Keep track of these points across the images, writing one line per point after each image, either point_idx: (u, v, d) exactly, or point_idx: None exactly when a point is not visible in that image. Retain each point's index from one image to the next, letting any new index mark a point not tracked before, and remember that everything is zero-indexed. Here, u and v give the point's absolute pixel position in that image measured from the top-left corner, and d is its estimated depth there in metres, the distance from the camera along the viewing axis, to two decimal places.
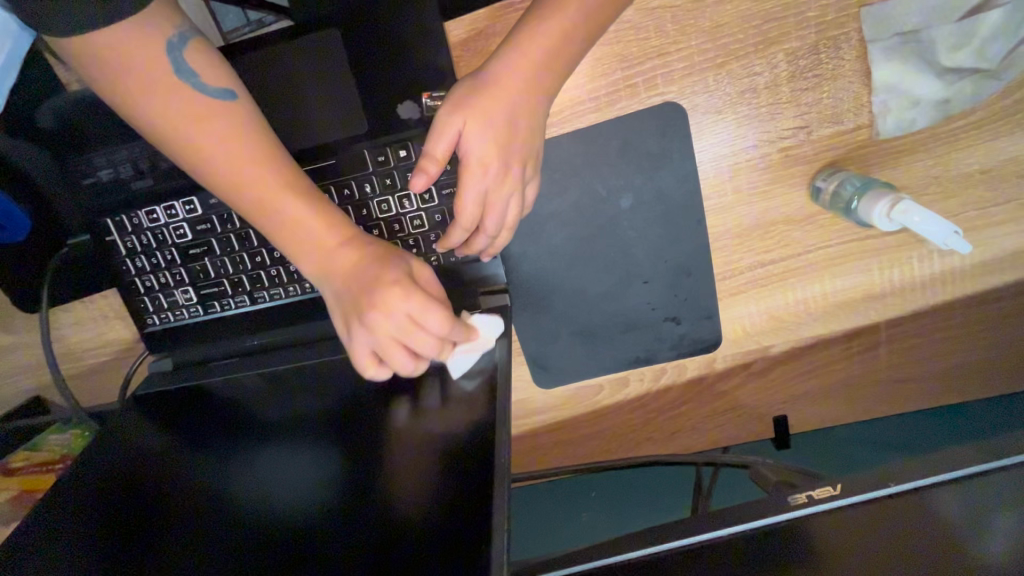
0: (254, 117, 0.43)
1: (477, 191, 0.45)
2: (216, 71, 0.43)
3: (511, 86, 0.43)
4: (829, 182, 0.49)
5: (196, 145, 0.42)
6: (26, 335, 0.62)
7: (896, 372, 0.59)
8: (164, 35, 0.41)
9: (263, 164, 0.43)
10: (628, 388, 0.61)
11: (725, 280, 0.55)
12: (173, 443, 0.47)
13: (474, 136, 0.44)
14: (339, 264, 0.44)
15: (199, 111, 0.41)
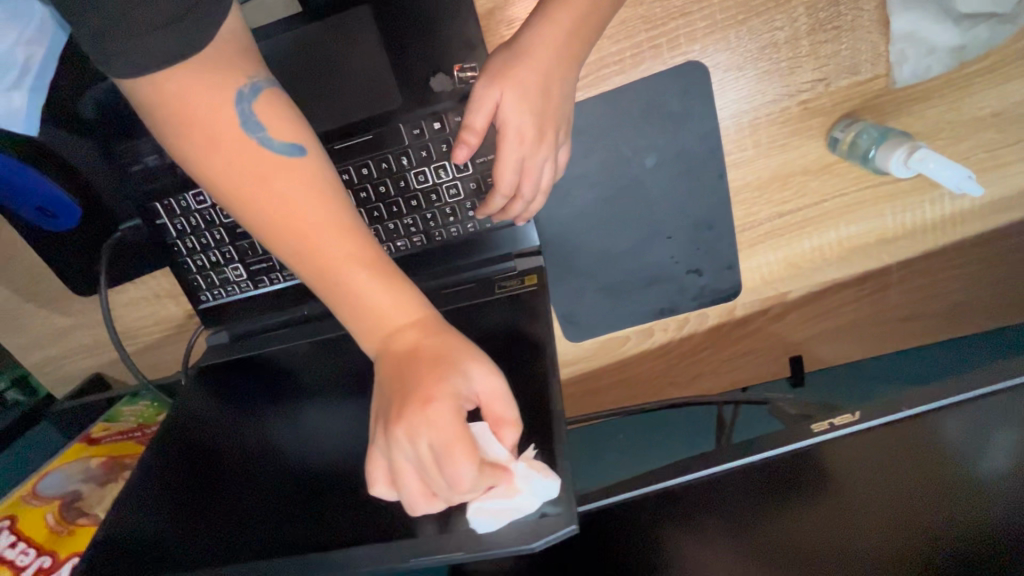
0: (320, 173, 0.41)
1: (516, 161, 0.47)
2: (283, 125, 0.41)
3: (543, 55, 0.45)
4: (847, 132, 0.52)
5: (253, 204, 0.40)
6: (83, 317, 0.66)
7: (906, 311, 0.63)
8: (236, 84, 0.40)
9: (328, 228, 0.40)
10: (653, 338, 0.65)
11: (744, 232, 0.58)
12: (225, 404, 0.53)
13: (510, 110, 0.45)
14: (396, 342, 0.40)
15: (264, 169, 0.40)
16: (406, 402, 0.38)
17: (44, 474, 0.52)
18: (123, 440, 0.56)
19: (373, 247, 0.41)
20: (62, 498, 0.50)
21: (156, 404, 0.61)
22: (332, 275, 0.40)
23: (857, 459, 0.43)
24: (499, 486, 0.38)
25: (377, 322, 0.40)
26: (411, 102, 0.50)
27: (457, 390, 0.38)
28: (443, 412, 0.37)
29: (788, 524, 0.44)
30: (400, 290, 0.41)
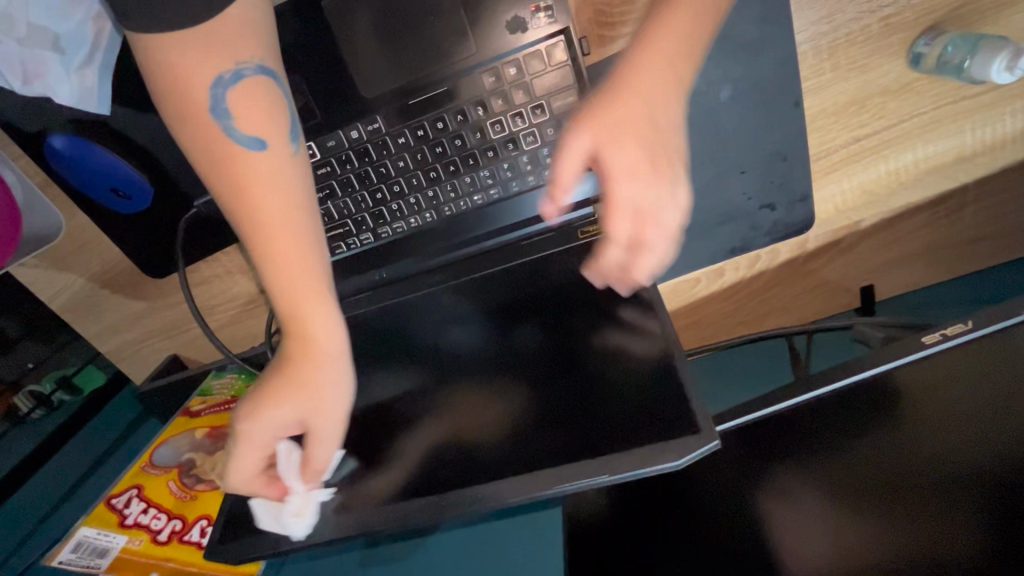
0: (279, 167, 0.43)
1: (631, 185, 0.39)
2: (255, 118, 0.43)
3: (644, 76, 0.41)
4: (932, 45, 0.51)
5: (212, 181, 0.44)
6: (155, 299, 0.66)
7: (979, 230, 0.62)
8: (218, 69, 0.43)
9: (266, 228, 0.43)
10: (724, 278, 0.64)
11: (819, 160, 0.57)
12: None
13: (620, 179, 0.39)
14: (300, 349, 0.44)
15: (222, 153, 0.43)
16: (273, 397, 0.44)
17: (157, 446, 0.54)
18: (221, 410, 0.57)
19: (315, 260, 0.44)
20: (181, 466, 0.53)
21: (244, 374, 0.62)
22: (267, 266, 0.44)
23: (930, 378, 0.45)
24: (272, 502, 0.46)
25: (294, 323, 0.44)
26: (484, 49, 0.50)
27: (317, 405, 0.45)
28: (292, 406, 0.44)
29: (871, 447, 0.45)
30: (323, 305, 0.44)
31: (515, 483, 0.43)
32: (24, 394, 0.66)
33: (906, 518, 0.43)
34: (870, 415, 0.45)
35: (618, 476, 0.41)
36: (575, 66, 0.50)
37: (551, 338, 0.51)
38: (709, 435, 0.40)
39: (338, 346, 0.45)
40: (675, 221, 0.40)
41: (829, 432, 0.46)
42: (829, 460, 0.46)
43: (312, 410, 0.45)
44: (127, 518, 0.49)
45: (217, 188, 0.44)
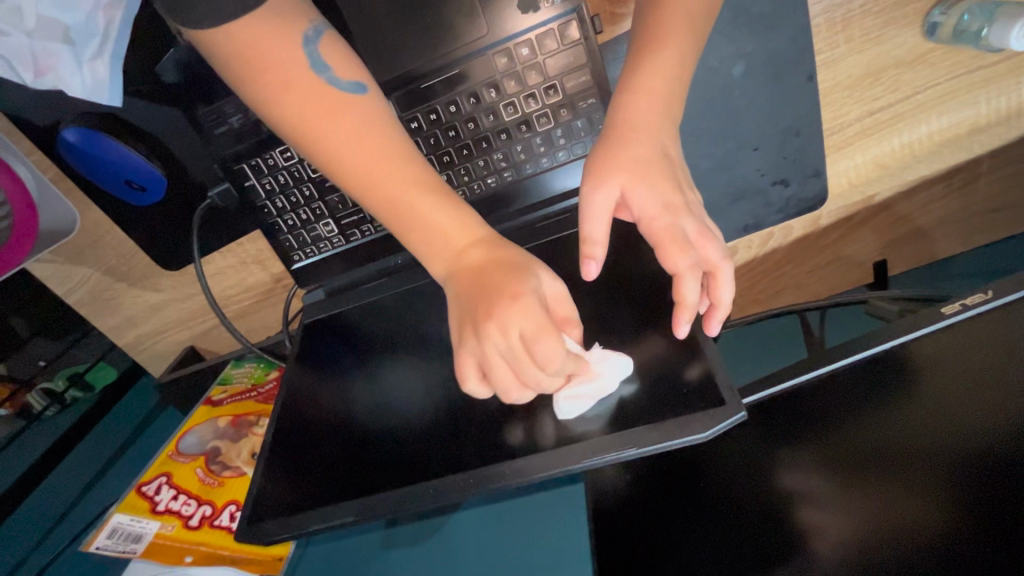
0: (375, 107, 0.45)
1: (671, 232, 0.43)
2: (346, 64, 0.45)
3: (643, 118, 0.46)
4: (949, 14, 0.51)
5: (321, 136, 0.43)
6: (171, 292, 0.67)
7: (990, 201, 0.62)
8: (300, 29, 0.44)
9: (403, 164, 0.44)
10: (736, 256, 0.64)
11: (832, 135, 0.57)
12: (323, 371, 0.54)
13: (649, 224, 0.44)
14: (464, 261, 0.44)
15: (322, 98, 0.43)
16: (489, 306, 0.41)
17: (182, 434, 0.55)
18: (243, 399, 0.58)
19: (426, 171, 0.45)
20: (206, 453, 0.53)
21: (263, 363, 0.62)
22: (389, 193, 0.44)
23: (942, 352, 0.46)
24: (583, 378, 0.44)
25: (438, 241, 0.44)
26: (495, 30, 0.49)
27: (522, 317, 0.40)
28: (517, 315, 0.40)
29: (873, 419, 0.46)
30: (451, 202, 0.45)
31: (534, 462, 0.42)
32: (37, 391, 0.65)
33: (912, 484, 0.43)
34: (881, 387, 0.46)
35: (645, 449, 0.40)
36: (588, 44, 0.49)
37: None
38: (735, 407, 0.39)
39: (477, 237, 0.45)
40: (724, 254, 0.43)
41: (838, 404, 0.47)
42: (839, 430, 0.46)
43: (533, 320, 0.40)
44: (158, 505, 0.50)
45: (322, 140, 0.43)
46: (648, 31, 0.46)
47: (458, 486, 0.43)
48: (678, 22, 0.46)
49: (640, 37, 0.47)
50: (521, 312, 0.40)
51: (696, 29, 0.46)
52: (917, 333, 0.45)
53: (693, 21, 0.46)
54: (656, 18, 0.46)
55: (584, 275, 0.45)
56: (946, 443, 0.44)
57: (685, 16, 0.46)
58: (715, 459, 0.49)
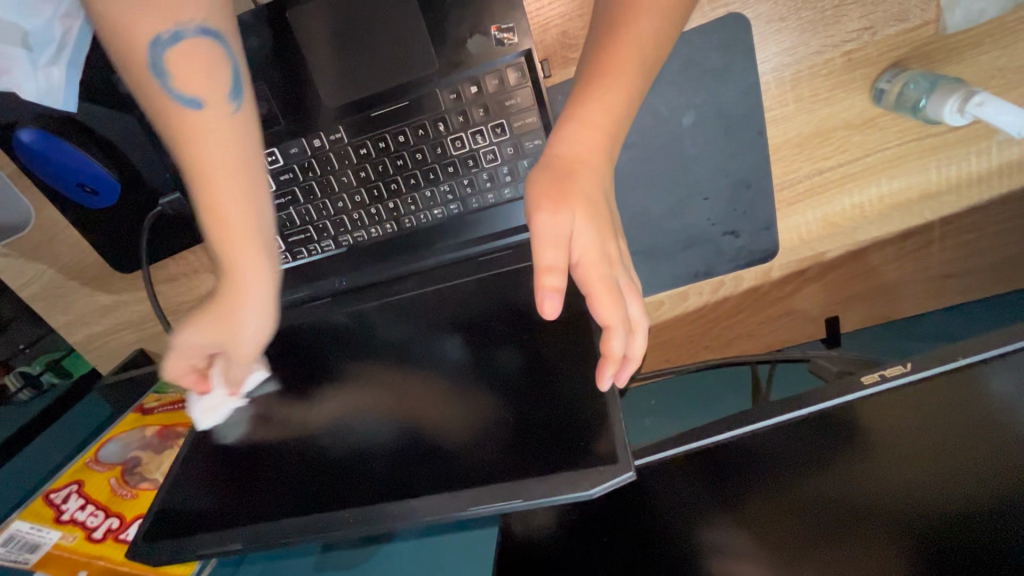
0: (231, 131, 0.45)
1: (608, 283, 0.41)
2: (198, 76, 0.44)
3: (585, 156, 0.42)
4: (893, 83, 0.51)
5: (169, 140, 0.45)
6: (116, 295, 0.66)
7: (945, 266, 0.62)
8: (155, 29, 0.42)
9: (214, 184, 0.45)
10: (687, 302, 0.63)
11: (783, 190, 0.57)
12: (265, 384, 0.53)
13: (589, 269, 0.41)
14: (233, 286, 0.48)
15: (166, 119, 0.44)
16: (193, 323, 0.51)
17: (104, 442, 0.56)
18: (174, 409, 0.59)
19: (252, 206, 0.47)
20: (125, 463, 0.54)
21: None
22: (219, 231, 0.46)
23: (896, 413, 0.44)
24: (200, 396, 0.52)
25: (231, 266, 0.47)
26: (447, 65, 0.50)
27: (237, 342, 0.50)
28: (251, 329, 0.50)
29: (816, 479, 0.45)
30: (239, 266, 0.47)
31: (438, 500, 0.41)
32: (15, 373, 0.63)
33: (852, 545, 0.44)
34: (828, 448, 0.44)
35: (534, 500, 0.39)
36: (535, 87, 0.50)
37: (514, 348, 0.48)
38: (623, 467, 0.38)
39: (260, 287, 0.49)
40: (642, 313, 0.43)
41: (782, 462, 0.45)
42: (783, 485, 0.45)
43: (198, 336, 0.51)
44: (63, 514, 0.50)
45: (172, 134, 0.44)
46: (598, 63, 0.43)
47: (349, 522, 0.42)
48: (630, 59, 0.43)
49: (589, 68, 0.43)
50: (219, 318, 0.50)
51: (648, 71, 0.43)
52: (851, 394, 0.44)
53: (645, 58, 0.43)
54: (610, 53, 0.43)
55: (542, 311, 0.38)
56: (887, 511, 0.43)
57: (637, 55, 0.43)
58: (650, 499, 0.47)
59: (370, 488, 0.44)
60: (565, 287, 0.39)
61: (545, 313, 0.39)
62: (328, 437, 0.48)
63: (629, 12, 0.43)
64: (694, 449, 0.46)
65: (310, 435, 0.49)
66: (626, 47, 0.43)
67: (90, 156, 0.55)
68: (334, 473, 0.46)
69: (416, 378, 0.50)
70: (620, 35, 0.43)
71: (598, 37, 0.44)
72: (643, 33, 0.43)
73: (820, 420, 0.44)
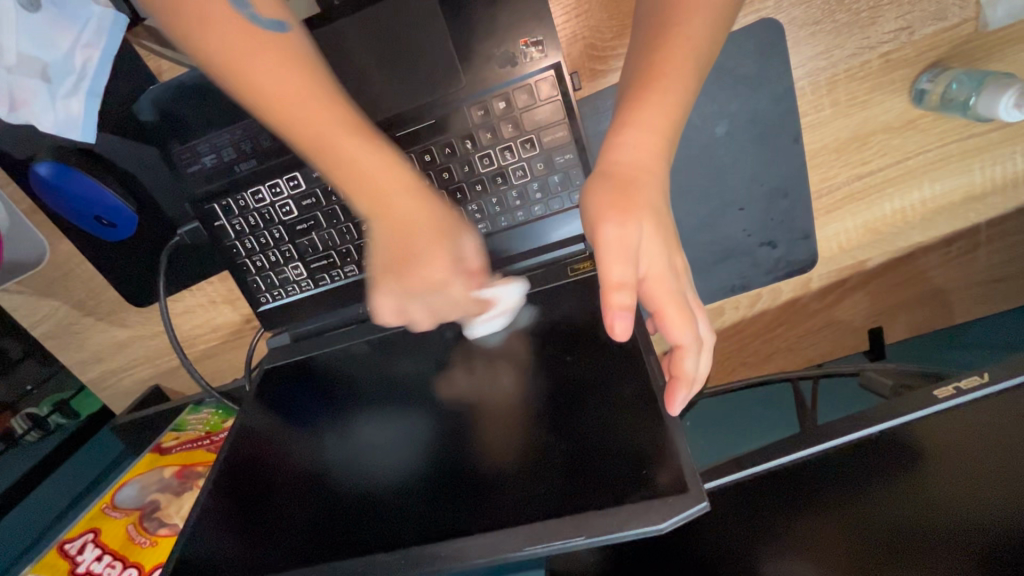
0: (297, 45, 0.44)
1: (676, 300, 0.38)
2: (269, 5, 0.45)
3: (644, 164, 0.39)
4: (935, 82, 0.49)
5: (244, 72, 0.43)
6: (129, 330, 0.64)
7: (994, 271, 0.59)
8: None
9: (334, 104, 0.43)
10: (723, 317, 0.61)
11: (821, 197, 0.55)
12: (288, 419, 0.50)
13: (656, 284, 0.38)
14: (385, 205, 0.42)
15: (250, 41, 0.43)
16: (416, 252, 0.42)
17: (121, 485, 0.53)
18: (193, 448, 0.56)
19: (351, 112, 0.44)
20: (142, 508, 0.52)
21: (220, 411, 0.60)
22: (323, 133, 0.43)
23: (956, 432, 0.41)
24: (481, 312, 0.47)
25: (364, 177, 0.43)
26: (474, 81, 0.48)
27: (458, 244, 0.43)
28: (436, 254, 0.42)
29: (876, 500, 0.42)
30: (395, 171, 0.43)
31: (486, 540, 0.38)
32: (21, 415, 0.62)
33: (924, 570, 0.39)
34: (888, 468, 0.41)
35: (597, 537, 0.36)
36: (566, 100, 0.48)
37: (553, 376, 0.45)
38: (695, 496, 0.35)
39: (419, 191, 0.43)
40: (710, 329, 0.40)
41: (840, 488, 0.42)
42: (843, 508, 0.42)
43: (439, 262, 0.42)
44: (78, 567, 0.48)
45: (250, 72, 0.43)
46: (650, 68, 0.41)
47: (388, 566, 0.39)
48: (682, 63, 0.40)
49: (639, 73, 0.41)
50: (416, 208, 0.42)
51: (697, 74, 0.41)
52: (914, 415, 0.40)
53: (696, 63, 0.41)
54: (659, 57, 0.41)
55: (613, 332, 0.36)
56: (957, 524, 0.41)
57: (688, 59, 0.41)
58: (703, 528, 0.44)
59: (407, 528, 0.41)
60: (635, 305, 0.37)
61: (614, 334, 0.37)
62: (355, 474, 0.45)
63: (679, 15, 0.41)
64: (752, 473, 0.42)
65: (336, 472, 0.46)
66: (679, 51, 0.40)
67: (105, 186, 0.53)
68: (364, 512, 0.43)
69: (440, 408, 0.47)
70: (671, 37, 0.41)
71: (645, 41, 0.42)
72: (695, 36, 0.41)
73: (887, 440, 0.41)
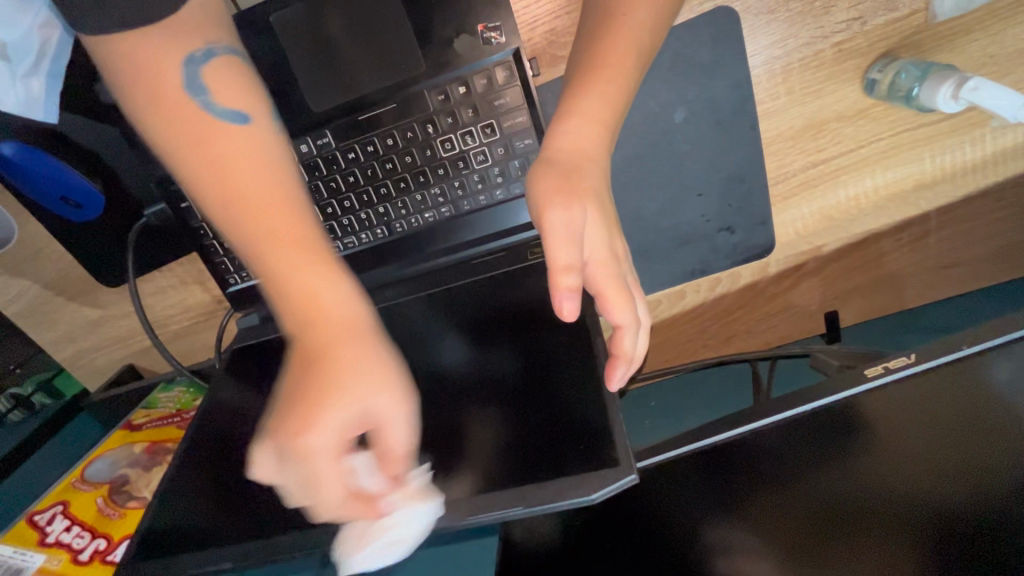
0: (259, 141, 0.41)
1: (618, 281, 0.39)
2: (234, 91, 0.42)
3: (588, 153, 0.41)
4: (885, 72, 0.50)
5: (195, 166, 0.40)
6: (102, 310, 0.64)
7: (943, 257, 0.61)
8: (188, 47, 0.41)
9: (282, 205, 0.39)
10: (684, 300, 0.62)
11: (778, 184, 0.56)
12: (257, 395, 0.52)
13: (600, 269, 0.39)
14: (321, 336, 0.38)
15: (202, 133, 0.40)
16: (307, 407, 0.36)
17: (92, 460, 0.55)
18: (164, 425, 0.58)
19: (303, 219, 0.39)
20: (112, 482, 0.53)
21: (191, 389, 0.61)
22: (258, 240, 0.39)
23: (890, 409, 0.42)
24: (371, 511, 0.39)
25: (310, 305, 0.38)
26: (433, 66, 0.49)
27: (366, 403, 0.37)
28: (325, 437, 0.36)
29: (816, 477, 0.43)
30: (338, 392, 0.36)
31: (434, 511, 0.40)
32: (5, 395, 0.63)
33: (858, 548, 0.43)
34: (829, 446, 0.43)
35: (537, 507, 0.38)
36: (524, 86, 0.49)
37: (509, 357, 0.47)
38: (627, 469, 0.38)
39: (355, 323, 0.38)
40: (647, 312, 0.42)
41: (783, 460, 0.43)
42: (787, 486, 0.43)
43: (350, 413, 0.36)
44: (48, 536, 0.50)
45: (200, 168, 0.40)
46: (597, 54, 0.42)
47: (341, 535, 0.41)
48: (625, 53, 0.41)
49: (585, 61, 0.42)
50: (345, 412, 0.36)
51: (641, 62, 0.42)
52: (851, 392, 0.42)
53: (640, 52, 0.42)
54: (604, 46, 0.41)
55: (559, 313, 0.37)
56: (893, 497, 0.42)
57: (632, 47, 0.42)
58: (653, 502, 0.46)
59: None
60: (581, 286, 0.38)
61: (562, 315, 0.37)
62: None
63: (625, 3, 0.41)
64: (699, 448, 0.44)
65: None
66: (624, 38, 0.41)
67: (71, 167, 0.53)
68: None
69: None
70: (617, 25, 0.42)
71: (592, 27, 0.42)
72: (639, 25, 0.42)
73: (828, 418, 0.43)
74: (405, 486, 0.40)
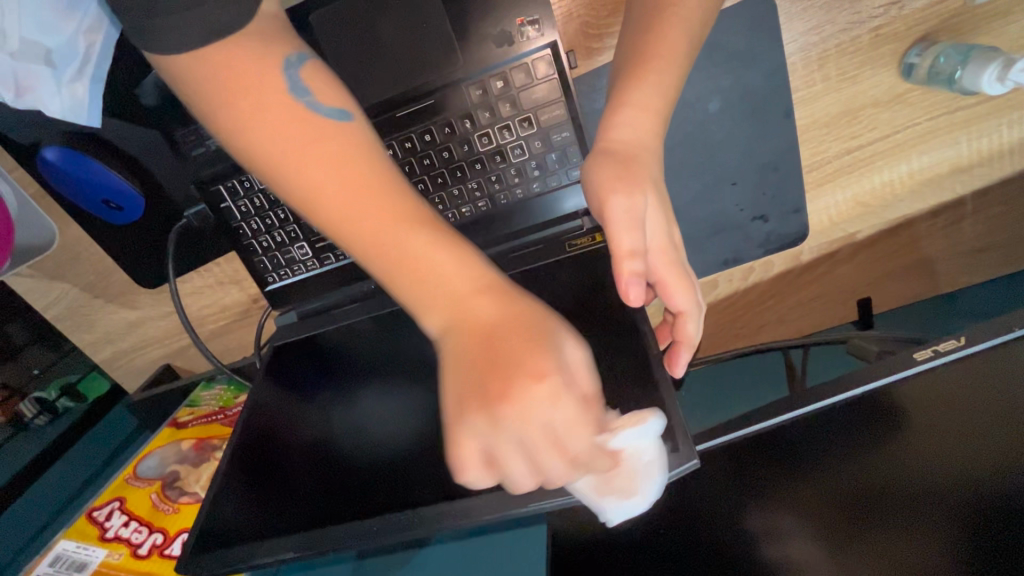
0: (359, 134, 0.41)
1: (677, 268, 0.40)
2: (330, 92, 0.42)
3: (643, 143, 0.41)
4: (924, 56, 0.51)
5: (304, 165, 0.39)
6: (140, 311, 0.65)
7: (976, 242, 0.61)
8: (283, 52, 0.42)
9: (391, 193, 0.39)
10: (717, 290, 0.62)
11: (812, 171, 0.56)
12: (298, 393, 0.52)
13: (661, 255, 0.39)
14: (469, 315, 0.36)
15: (312, 131, 0.40)
16: (486, 388, 0.33)
17: (142, 457, 0.56)
18: (208, 422, 0.59)
19: (415, 204, 0.39)
20: (164, 478, 0.54)
21: (233, 387, 0.62)
22: (377, 228, 0.38)
23: (933, 392, 0.42)
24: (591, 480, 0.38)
25: (443, 284, 0.36)
26: (471, 62, 0.49)
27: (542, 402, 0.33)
28: (541, 419, 0.33)
29: (854, 466, 0.43)
30: (547, 350, 0.34)
31: (489, 501, 0.41)
32: (30, 400, 0.63)
33: (893, 533, 0.42)
34: (873, 434, 0.43)
35: (597, 494, 0.39)
36: (562, 78, 0.50)
37: None
38: (686, 455, 0.38)
39: (502, 301, 0.36)
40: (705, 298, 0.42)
41: (826, 448, 0.43)
42: (826, 474, 0.44)
43: (565, 409, 0.33)
44: (107, 531, 0.51)
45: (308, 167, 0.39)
46: (645, 46, 0.42)
47: (397, 527, 0.42)
48: (675, 44, 0.42)
49: (633, 52, 0.42)
50: (549, 398, 0.33)
51: (686, 51, 0.42)
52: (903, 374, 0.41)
53: (689, 42, 0.42)
54: (653, 36, 0.42)
55: (627, 298, 0.37)
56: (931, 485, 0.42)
57: (682, 38, 0.42)
58: (694, 494, 0.46)
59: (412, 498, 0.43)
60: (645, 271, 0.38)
61: (627, 300, 0.38)
62: (360, 443, 0.48)
63: None
64: (744, 437, 0.43)
65: (343, 447, 0.48)
66: (672, 30, 0.42)
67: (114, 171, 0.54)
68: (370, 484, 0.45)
69: None
70: (664, 17, 0.42)
71: (640, 18, 0.43)
72: (686, 16, 0.42)
73: (874, 405, 0.42)
74: (608, 485, 0.37)
